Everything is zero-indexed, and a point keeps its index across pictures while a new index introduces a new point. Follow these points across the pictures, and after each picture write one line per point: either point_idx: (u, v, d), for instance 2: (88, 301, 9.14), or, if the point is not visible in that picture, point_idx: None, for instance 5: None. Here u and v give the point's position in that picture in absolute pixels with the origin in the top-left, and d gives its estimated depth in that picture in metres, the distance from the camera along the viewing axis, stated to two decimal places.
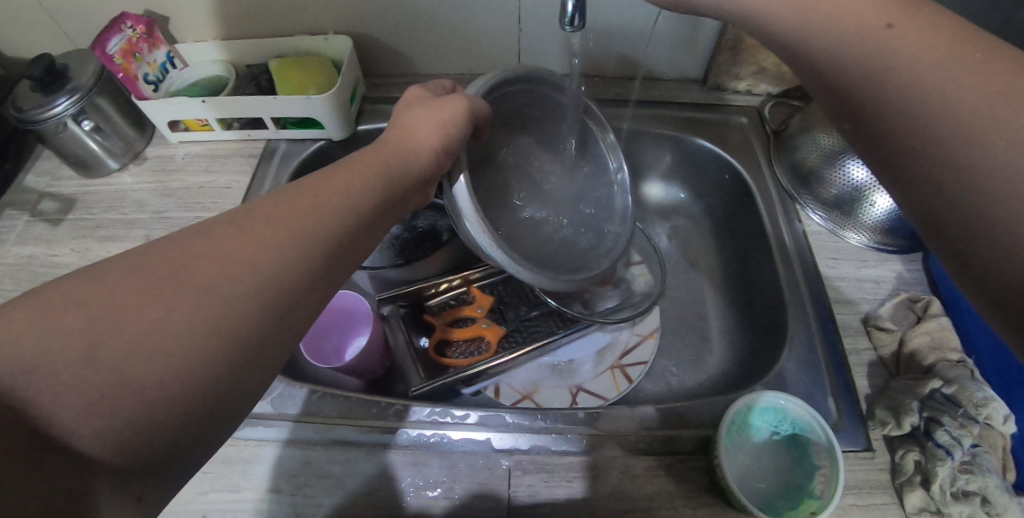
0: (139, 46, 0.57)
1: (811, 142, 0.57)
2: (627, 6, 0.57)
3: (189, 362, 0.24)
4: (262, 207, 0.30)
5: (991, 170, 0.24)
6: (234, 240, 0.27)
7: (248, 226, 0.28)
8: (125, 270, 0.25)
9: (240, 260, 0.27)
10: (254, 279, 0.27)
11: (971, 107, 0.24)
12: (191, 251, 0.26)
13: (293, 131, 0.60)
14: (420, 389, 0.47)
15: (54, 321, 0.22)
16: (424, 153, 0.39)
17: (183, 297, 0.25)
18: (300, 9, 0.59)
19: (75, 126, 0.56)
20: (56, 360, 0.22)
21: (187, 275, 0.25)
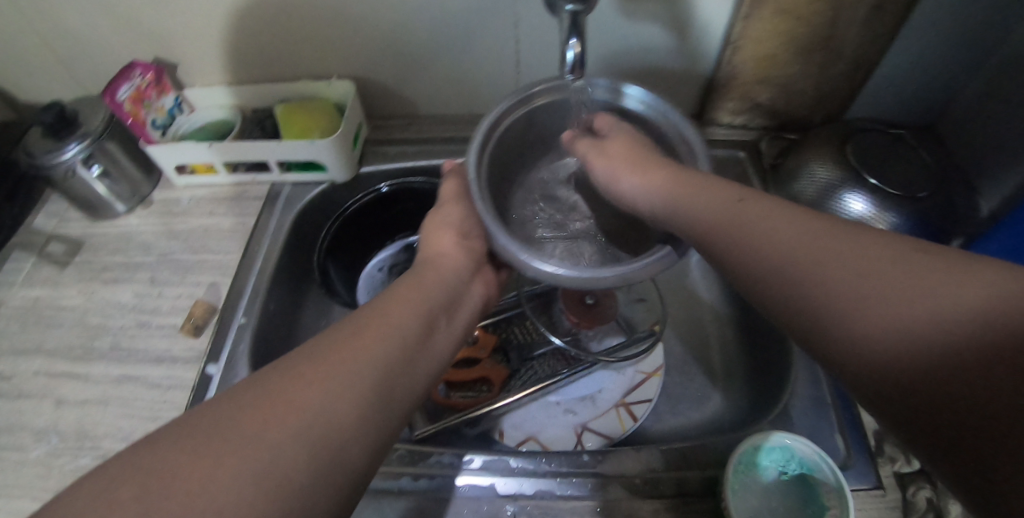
0: (149, 93, 0.59)
1: (809, 176, 0.59)
2: (625, 48, 0.60)
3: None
4: (303, 359, 0.29)
5: (922, 331, 0.24)
6: (278, 402, 0.26)
7: (288, 384, 0.27)
8: (182, 443, 0.24)
9: (278, 431, 0.25)
10: (249, 466, 0.24)
11: (830, 254, 0.28)
12: (233, 418, 0.25)
13: (296, 174, 0.61)
14: (422, 432, 0.48)
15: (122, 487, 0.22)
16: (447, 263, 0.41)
17: (244, 448, 0.24)
18: (304, 55, 0.61)
19: (85, 171, 0.57)
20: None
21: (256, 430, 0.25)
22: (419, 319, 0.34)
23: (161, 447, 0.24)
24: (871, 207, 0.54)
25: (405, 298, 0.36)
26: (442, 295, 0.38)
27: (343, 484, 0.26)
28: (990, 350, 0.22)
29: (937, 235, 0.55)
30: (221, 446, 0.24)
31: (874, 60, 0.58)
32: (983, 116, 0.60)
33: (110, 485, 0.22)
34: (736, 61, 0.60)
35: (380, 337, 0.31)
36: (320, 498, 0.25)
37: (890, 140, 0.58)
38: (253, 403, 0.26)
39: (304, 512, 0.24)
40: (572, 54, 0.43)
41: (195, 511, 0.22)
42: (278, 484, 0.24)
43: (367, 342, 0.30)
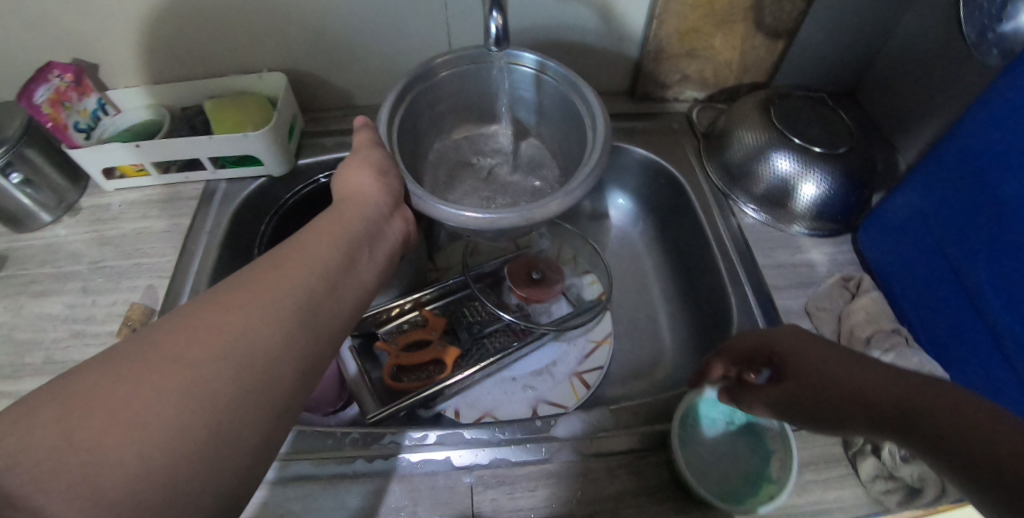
0: (68, 95, 0.56)
1: (738, 142, 0.61)
2: (555, 26, 0.62)
3: (169, 431, 0.23)
4: (222, 289, 0.29)
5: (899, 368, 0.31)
6: (197, 330, 0.26)
7: (205, 311, 0.27)
8: (95, 371, 0.24)
9: (203, 350, 0.26)
10: (177, 389, 0.24)
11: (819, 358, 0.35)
12: (150, 344, 0.25)
13: (232, 170, 0.60)
14: (376, 413, 0.47)
15: (33, 418, 0.21)
16: (368, 196, 0.41)
17: (162, 373, 0.24)
18: (232, 49, 0.59)
19: (3, 180, 0.54)
20: (40, 447, 0.21)
21: (174, 354, 0.25)
22: (340, 253, 0.35)
23: (72, 378, 0.23)
24: (797, 165, 0.57)
25: (326, 233, 0.36)
26: (364, 230, 0.38)
27: (271, 400, 0.27)
28: (934, 387, 0.28)
29: (858, 188, 0.58)
30: (137, 373, 0.24)
31: (792, 28, 0.61)
32: (894, 78, 0.64)
33: (21, 416, 0.22)
34: (664, 35, 0.62)
35: (303, 266, 0.32)
36: (252, 412, 0.26)
37: (812, 103, 0.61)
38: (169, 331, 0.26)
39: (235, 421, 0.25)
40: (496, 27, 0.44)
41: (121, 432, 0.22)
42: (204, 403, 0.24)
43: (287, 272, 0.31)
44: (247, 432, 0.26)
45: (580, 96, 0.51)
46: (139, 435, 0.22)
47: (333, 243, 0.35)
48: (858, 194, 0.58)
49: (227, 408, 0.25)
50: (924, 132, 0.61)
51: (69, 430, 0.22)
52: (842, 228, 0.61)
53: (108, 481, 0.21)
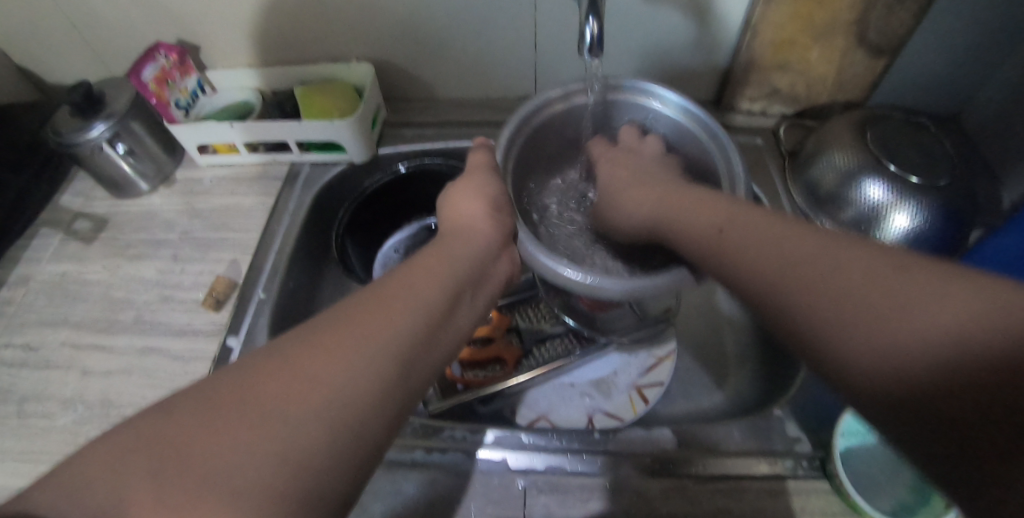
0: (172, 74, 0.60)
1: (827, 163, 0.58)
2: (640, 32, 0.60)
3: (258, 488, 0.22)
4: (326, 327, 0.28)
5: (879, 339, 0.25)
6: (295, 373, 0.25)
7: (306, 352, 0.26)
8: (193, 408, 0.24)
9: (302, 400, 0.24)
10: (270, 445, 0.23)
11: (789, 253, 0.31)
12: (247, 386, 0.25)
13: (315, 154, 0.62)
14: (436, 406, 0.49)
15: (128, 458, 0.22)
16: (480, 228, 0.41)
17: (258, 420, 0.23)
18: (323, 38, 0.61)
19: (110, 149, 0.58)
20: (127, 487, 0.21)
21: (269, 401, 0.24)
22: (442, 294, 0.33)
23: (169, 417, 0.23)
24: (891, 194, 0.54)
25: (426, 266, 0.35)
26: (466, 268, 0.37)
27: (363, 453, 0.25)
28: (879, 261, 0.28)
29: (957, 225, 0.54)
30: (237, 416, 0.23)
31: (898, 44, 0.57)
32: (1007, 105, 0.59)
33: (116, 452, 0.22)
34: (756, 47, 0.59)
35: (406, 308, 0.30)
36: (335, 479, 0.24)
37: (912, 128, 0.57)
38: (273, 373, 0.25)
39: (326, 486, 0.24)
40: (590, 34, 0.43)
41: (210, 495, 0.21)
42: (299, 463, 0.23)
43: (389, 316, 0.29)
44: (332, 498, 0.24)
45: (692, 119, 0.50)
46: (232, 488, 0.22)
47: (431, 288, 0.33)
48: (958, 232, 0.55)
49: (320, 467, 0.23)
50: None
51: (165, 475, 0.22)
52: None
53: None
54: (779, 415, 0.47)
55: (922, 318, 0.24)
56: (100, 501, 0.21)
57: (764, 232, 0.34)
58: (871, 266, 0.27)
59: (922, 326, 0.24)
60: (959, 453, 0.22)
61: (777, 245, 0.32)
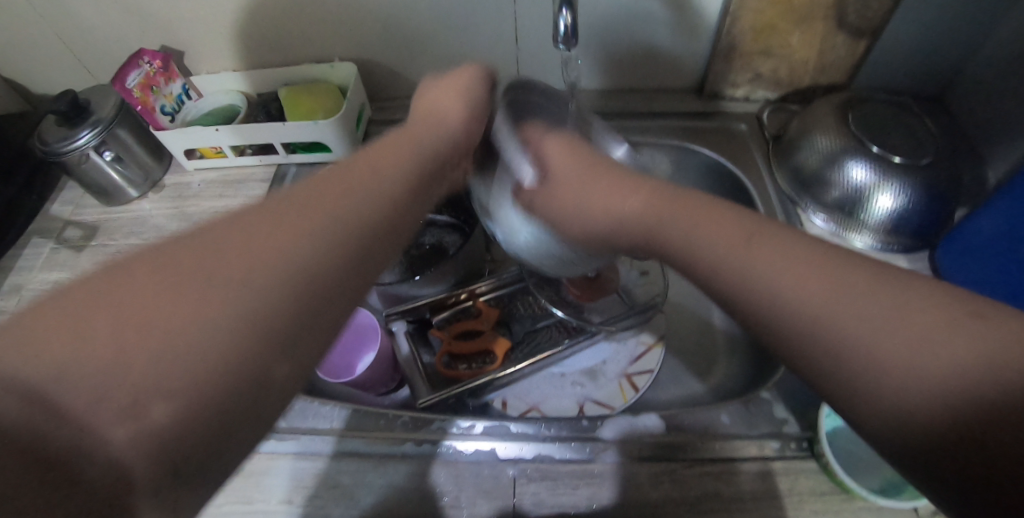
0: (156, 80, 0.60)
1: (810, 146, 0.59)
2: (620, 22, 0.61)
3: (207, 356, 0.21)
4: (279, 203, 0.27)
5: (911, 373, 0.21)
6: (249, 240, 0.24)
7: (267, 219, 0.26)
8: (139, 262, 0.22)
9: (261, 258, 0.24)
10: (227, 307, 0.22)
11: (756, 256, 0.28)
12: (210, 243, 0.24)
13: (302, 155, 0.63)
14: (426, 400, 0.49)
15: (80, 308, 0.20)
16: (453, 123, 0.43)
17: (217, 275, 0.23)
18: (305, 39, 0.62)
19: (97, 156, 0.59)
20: (76, 338, 0.19)
21: (225, 256, 0.23)
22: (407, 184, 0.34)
23: (107, 276, 0.22)
24: (874, 175, 0.54)
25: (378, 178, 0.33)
26: (430, 164, 0.38)
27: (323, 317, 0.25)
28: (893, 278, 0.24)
29: (941, 204, 0.54)
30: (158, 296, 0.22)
31: (877, 26, 0.57)
32: (989, 84, 0.59)
33: (58, 308, 0.20)
34: (736, 33, 0.59)
35: (366, 189, 0.30)
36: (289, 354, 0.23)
37: (894, 109, 0.57)
38: (233, 228, 0.25)
39: (276, 359, 0.23)
40: (564, 24, 0.44)
41: (167, 345, 0.20)
42: (253, 320, 0.22)
43: (352, 195, 0.29)
44: (281, 372, 0.23)
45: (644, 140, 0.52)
46: (184, 353, 0.20)
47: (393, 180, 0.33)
48: (943, 210, 0.55)
49: (283, 325, 0.23)
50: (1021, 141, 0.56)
51: (115, 322, 0.20)
52: (918, 245, 0.57)
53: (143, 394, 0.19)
54: (765, 398, 0.47)
55: (940, 346, 0.21)
56: (37, 355, 0.19)
57: (736, 234, 0.30)
58: (873, 280, 0.24)
59: (942, 359, 0.21)
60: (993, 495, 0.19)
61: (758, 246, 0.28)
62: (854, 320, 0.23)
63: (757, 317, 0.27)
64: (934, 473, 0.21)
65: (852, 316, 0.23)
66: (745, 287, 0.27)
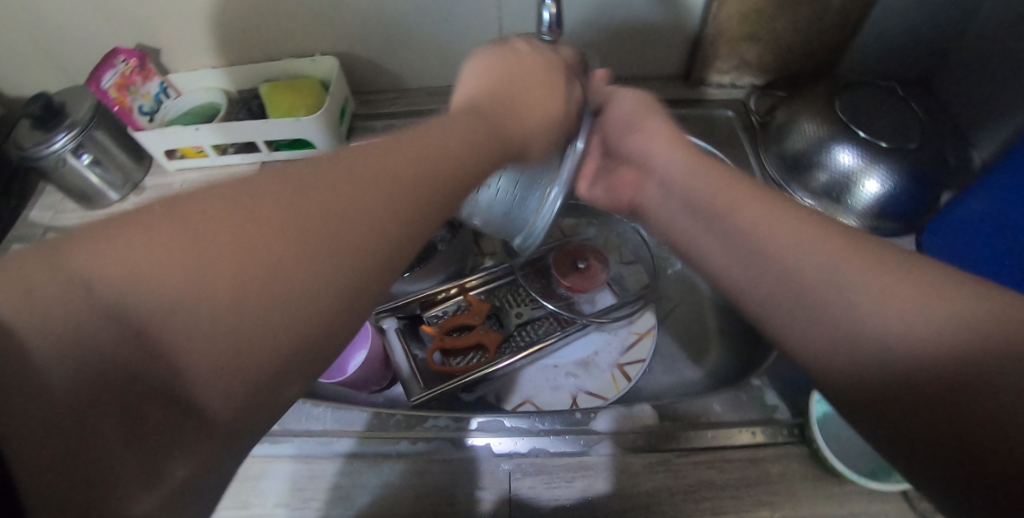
0: (133, 79, 0.59)
1: (798, 131, 0.58)
2: (606, 10, 0.60)
3: (298, 313, 0.23)
4: (380, 144, 0.28)
5: (886, 331, 0.25)
6: (342, 182, 0.26)
7: (350, 166, 0.26)
8: (235, 190, 0.24)
9: (359, 209, 0.25)
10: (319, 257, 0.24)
11: (756, 220, 0.33)
12: (307, 185, 0.25)
13: (285, 153, 0.62)
14: (419, 397, 0.49)
15: (158, 228, 0.21)
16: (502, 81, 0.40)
17: (323, 218, 0.24)
18: (285, 34, 0.61)
19: (75, 160, 0.57)
20: (176, 265, 0.21)
21: (331, 198, 0.25)
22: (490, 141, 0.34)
23: (192, 198, 0.23)
24: (861, 160, 0.54)
25: (465, 125, 0.34)
26: (510, 126, 0.37)
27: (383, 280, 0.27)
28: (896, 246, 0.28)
29: (927, 188, 0.55)
30: (300, 233, 0.24)
31: (863, 10, 0.57)
32: (972, 64, 0.59)
33: (130, 222, 0.21)
34: (722, 19, 0.59)
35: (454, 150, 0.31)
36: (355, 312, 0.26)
37: (881, 92, 0.57)
38: (331, 171, 0.26)
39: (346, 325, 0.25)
40: (549, 15, 0.43)
41: (258, 292, 0.22)
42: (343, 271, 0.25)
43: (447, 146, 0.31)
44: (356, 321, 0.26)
45: None
46: (278, 304, 0.23)
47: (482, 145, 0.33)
48: (929, 194, 0.55)
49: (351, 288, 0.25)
50: (1004, 126, 0.57)
51: (208, 253, 0.21)
52: (903, 229, 0.57)
53: (237, 333, 0.22)
54: (757, 386, 0.47)
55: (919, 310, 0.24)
56: (124, 267, 0.20)
57: (748, 199, 0.34)
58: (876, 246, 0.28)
59: (914, 321, 0.24)
60: (943, 442, 0.22)
61: (770, 215, 0.32)
62: (853, 280, 0.27)
63: (747, 282, 0.33)
64: (897, 426, 0.24)
65: (854, 282, 0.27)
66: (749, 239, 0.32)
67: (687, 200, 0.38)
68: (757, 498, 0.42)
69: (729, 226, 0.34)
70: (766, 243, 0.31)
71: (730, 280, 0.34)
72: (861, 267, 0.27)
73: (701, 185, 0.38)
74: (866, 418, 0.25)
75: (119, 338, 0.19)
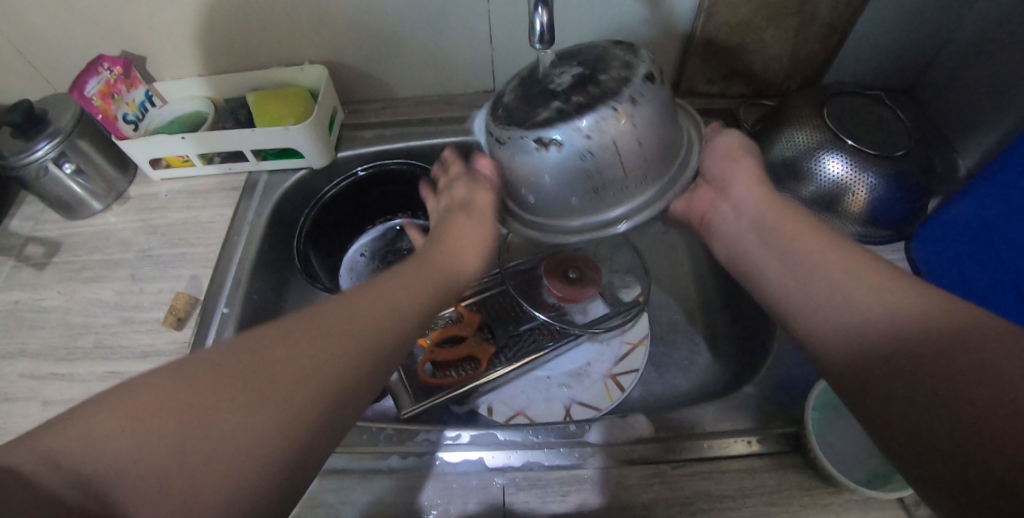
0: (118, 87, 0.57)
1: (787, 140, 0.58)
2: (595, 20, 0.60)
3: (254, 463, 0.26)
4: (313, 312, 0.33)
5: (904, 348, 0.29)
6: (284, 353, 0.30)
7: (293, 334, 0.31)
8: (201, 367, 0.28)
9: (298, 366, 0.30)
10: (267, 419, 0.27)
11: (804, 253, 0.38)
12: (252, 356, 0.29)
13: (273, 162, 0.61)
14: (409, 410, 0.48)
15: (130, 413, 0.25)
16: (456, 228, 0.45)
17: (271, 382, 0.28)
18: (273, 42, 0.60)
19: (57, 170, 0.56)
20: (143, 443, 0.25)
21: (269, 367, 0.29)
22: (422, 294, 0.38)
23: (167, 382, 0.27)
24: (850, 168, 0.54)
25: (402, 282, 0.38)
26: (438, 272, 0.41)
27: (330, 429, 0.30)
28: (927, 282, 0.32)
29: (915, 196, 0.55)
30: (244, 397, 0.27)
31: (850, 21, 0.58)
32: (957, 74, 0.60)
33: (107, 408, 0.25)
34: (711, 29, 0.59)
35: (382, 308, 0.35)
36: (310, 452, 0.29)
37: (868, 102, 0.57)
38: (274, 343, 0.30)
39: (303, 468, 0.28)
40: (539, 23, 0.43)
41: (218, 459, 0.26)
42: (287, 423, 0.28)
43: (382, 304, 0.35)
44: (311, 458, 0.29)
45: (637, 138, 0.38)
46: (235, 460, 0.26)
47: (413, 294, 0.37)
48: (918, 202, 0.55)
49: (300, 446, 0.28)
50: (989, 134, 0.57)
51: (170, 425, 0.26)
52: (893, 236, 0.58)
53: (191, 490, 0.25)
54: (750, 395, 0.47)
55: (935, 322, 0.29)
56: (107, 452, 0.24)
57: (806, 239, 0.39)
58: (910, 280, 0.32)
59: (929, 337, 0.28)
60: (941, 444, 0.26)
61: (819, 251, 0.37)
62: (879, 301, 0.32)
63: (792, 303, 0.37)
64: (903, 431, 0.28)
65: (883, 302, 0.31)
66: (799, 267, 0.38)
67: (755, 224, 0.43)
68: (755, 509, 0.41)
69: (785, 252, 0.39)
70: (813, 272, 0.36)
71: (780, 297, 0.39)
72: (890, 291, 0.32)
73: (767, 225, 0.43)
74: (880, 428, 0.29)
75: (85, 501, 0.23)
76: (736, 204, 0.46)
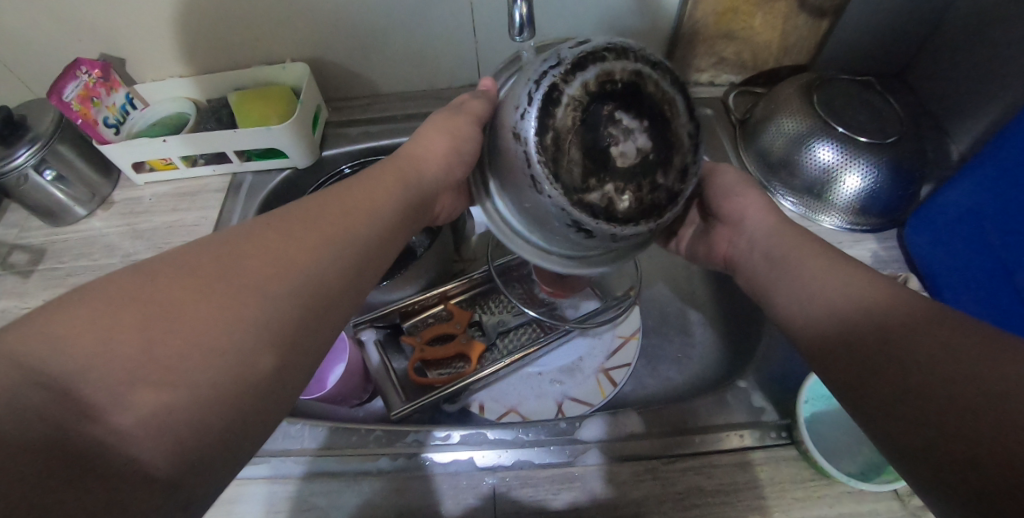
0: (97, 90, 0.56)
1: (775, 129, 0.58)
2: (580, 11, 0.59)
3: (227, 372, 0.26)
4: (293, 215, 0.33)
5: (916, 361, 0.28)
6: (269, 250, 0.30)
7: (276, 234, 0.31)
8: (174, 269, 0.27)
9: (277, 263, 0.29)
10: (246, 318, 0.27)
11: (806, 270, 0.37)
12: (227, 259, 0.28)
13: (257, 163, 0.60)
14: (398, 411, 0.47)
15: (100, 311, 0.24)
16: (434, 164, 0.43)
17: (250, 284, 0.28)
18: (254, 41, 0.59)
19: (38, 176, 0.55)
20: (118, 348, 0.24)
21: (246, 270, 0.28)
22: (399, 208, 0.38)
23: (142, 278, 0.26)
24: (840, 156, 0.53)
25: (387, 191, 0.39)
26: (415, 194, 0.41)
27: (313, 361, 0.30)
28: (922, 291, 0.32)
29: (906, 183, 0.55)
30: (220, 299, 0.27)
31: (838, 6, 0.57)
32: (947, 57, 0.59)
33: (67, 308, 0.24)
34: (698, 17, 0.58)
35: (366, 219, 0.35)
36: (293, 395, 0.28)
37: (858, 87, 0.57)
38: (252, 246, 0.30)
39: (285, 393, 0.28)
40: (519, 15, 0.42)
41: (197, 354, 0.25)
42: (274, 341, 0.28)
43: (362, 214, 0.35)
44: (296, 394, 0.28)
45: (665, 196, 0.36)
46: (215, 359, 0.25)
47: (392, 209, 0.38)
48: (910, 189, 0.55)
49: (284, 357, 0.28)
50: (980, 118, 0.57)
51: (147, 330, 0.25)
52: (884, 224, 0.58)
53: (170, 395, 0.24)
54: (742, 388, 0.47)
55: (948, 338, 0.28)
56: (81, 355, 0.23)
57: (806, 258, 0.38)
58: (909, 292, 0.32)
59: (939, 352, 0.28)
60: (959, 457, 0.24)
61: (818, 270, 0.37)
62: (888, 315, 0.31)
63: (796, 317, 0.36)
64: (920, 448, 0.26)
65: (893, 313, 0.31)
66: (802, 286, 0.37)
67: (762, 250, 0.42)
68: (747, 503, 0.41)
69: (786, 272, 0.39)
70: (817, 289, 0.36)
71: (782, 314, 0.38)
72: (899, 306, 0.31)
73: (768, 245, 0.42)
74: (896, 443, 0.28)
75: (53, 396, 0.22)
76: (747, 235, 0.44)
